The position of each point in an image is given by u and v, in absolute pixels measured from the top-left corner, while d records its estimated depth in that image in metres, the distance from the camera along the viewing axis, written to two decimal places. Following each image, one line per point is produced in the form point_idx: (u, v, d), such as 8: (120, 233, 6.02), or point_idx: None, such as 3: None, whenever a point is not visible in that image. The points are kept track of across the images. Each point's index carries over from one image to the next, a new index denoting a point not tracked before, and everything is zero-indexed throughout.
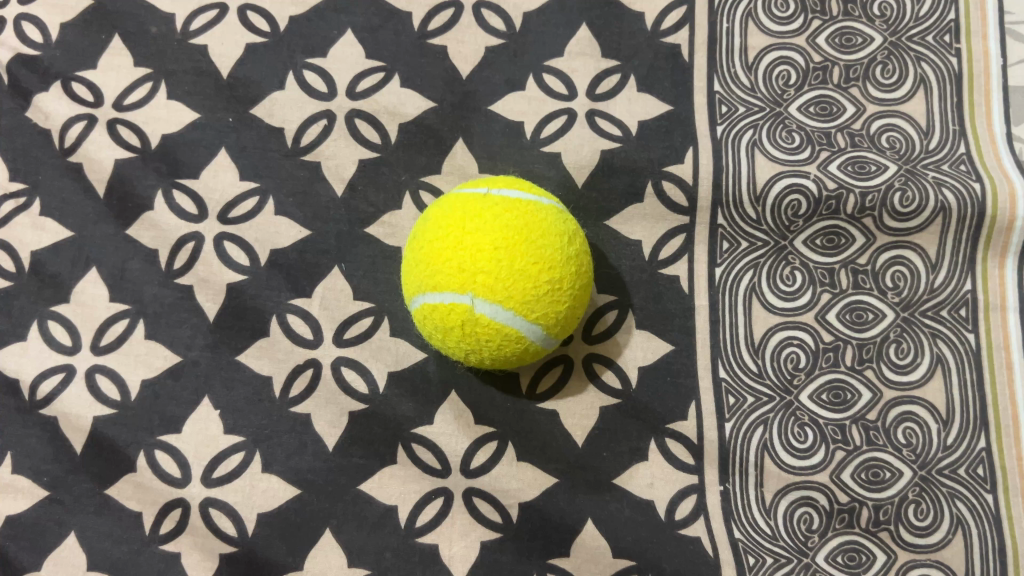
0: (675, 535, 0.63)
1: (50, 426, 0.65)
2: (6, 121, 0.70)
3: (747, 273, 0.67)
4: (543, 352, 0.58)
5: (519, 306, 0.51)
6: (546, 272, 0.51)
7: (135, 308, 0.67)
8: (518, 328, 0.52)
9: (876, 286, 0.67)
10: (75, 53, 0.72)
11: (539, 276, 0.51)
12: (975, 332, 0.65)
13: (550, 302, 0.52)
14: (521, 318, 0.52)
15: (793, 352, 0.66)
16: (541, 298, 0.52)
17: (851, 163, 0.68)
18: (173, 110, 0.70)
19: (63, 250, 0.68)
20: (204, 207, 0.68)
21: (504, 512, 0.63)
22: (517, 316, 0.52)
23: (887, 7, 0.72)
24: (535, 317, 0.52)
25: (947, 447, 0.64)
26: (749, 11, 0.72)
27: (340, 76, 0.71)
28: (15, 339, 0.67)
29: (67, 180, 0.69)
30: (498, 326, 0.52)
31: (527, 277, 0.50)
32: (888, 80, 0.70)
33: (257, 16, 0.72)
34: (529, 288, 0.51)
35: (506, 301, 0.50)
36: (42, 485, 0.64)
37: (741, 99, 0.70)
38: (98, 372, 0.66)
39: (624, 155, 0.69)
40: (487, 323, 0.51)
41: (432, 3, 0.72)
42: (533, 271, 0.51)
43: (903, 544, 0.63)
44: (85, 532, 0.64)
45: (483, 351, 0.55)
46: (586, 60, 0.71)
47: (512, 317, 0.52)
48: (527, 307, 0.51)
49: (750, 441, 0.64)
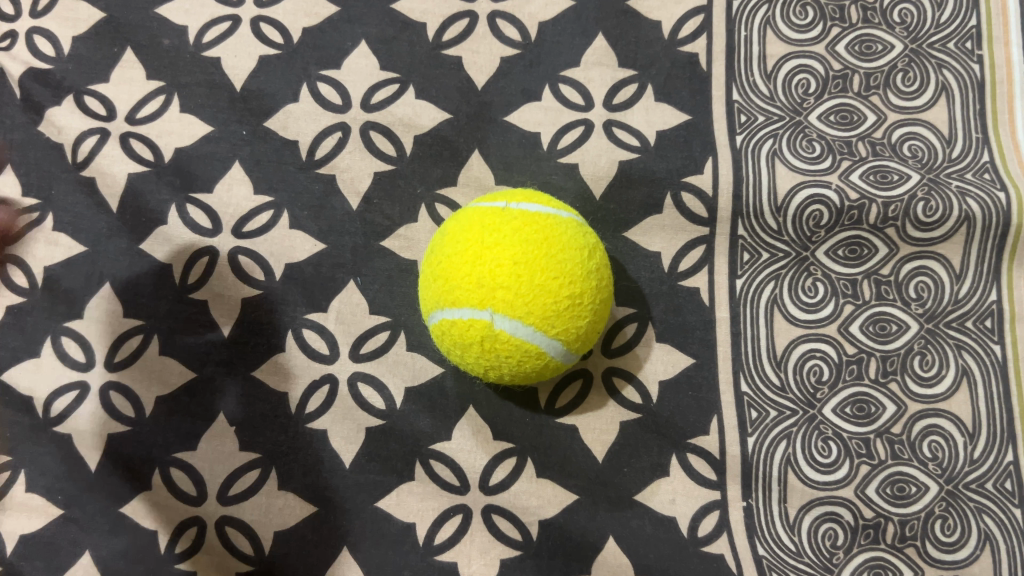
0: (698, 552, 0.62)
1: (65, 444, 0.65)
2: (19, 136, 0.70)
3: (769, 284, 0.66)
4: (563, 368, 0.57)
5: (539, 321, 0.50)
6: (566, 286, 0.50)
7: (150, 323, 0.66)
8: (538, 344, 0.51)
9: (899, 297, 0.66)
10: (87, 67, 0.71)
11: (560, 290, 0.50)
12: (1001, 343, 0.64)
13: (570, 319, 0.51)
14: (541, 334, 0.51)
15: (816, 365, 0.65)
16: (562, 315, 0.51)
17: (873, 172, 0.67)
18: (186, 123, 0.70)
19: (76, 264, 0.67)
20: (217, 221, 0.68)
21: (524, 529, 0.62)
22: (538, 331, 0.51)
23: (907, 14, 0.71)
24: (555, 332, 0.51)
25: (974, 461, 0.63)
26: (768, 18, 0.71)
27: (355, 88, 0.70)
28: (28, 355, 0.66)
29: (80, 195, 0.69)
30: (517, 344, 0.51)
31: (547, 292, 0.49)
32: (909, 88, 0.69)
33: (270, 27, 0.71)
34: (550, 303, 0.50)
35: (526, 316, 0.50)
36: (57, 504, 0.64)
37: (760, 108, 0.69)
38: (113, 389, 0.65)
39: (642, 165, 0.68)
40: (506, 339, 0.51)
41: (446, 13, 0.72)
42: (553, 286, 0.50)
43: (930, 560, 0.62)
44: (99, 551, 0.63)
45: (502, 369, 0.54)
46: (603, 69, 0.70)
47: (533, 333, 0.51)
48: (547, 322, 0.50)
49: (774, 456, 0.63)
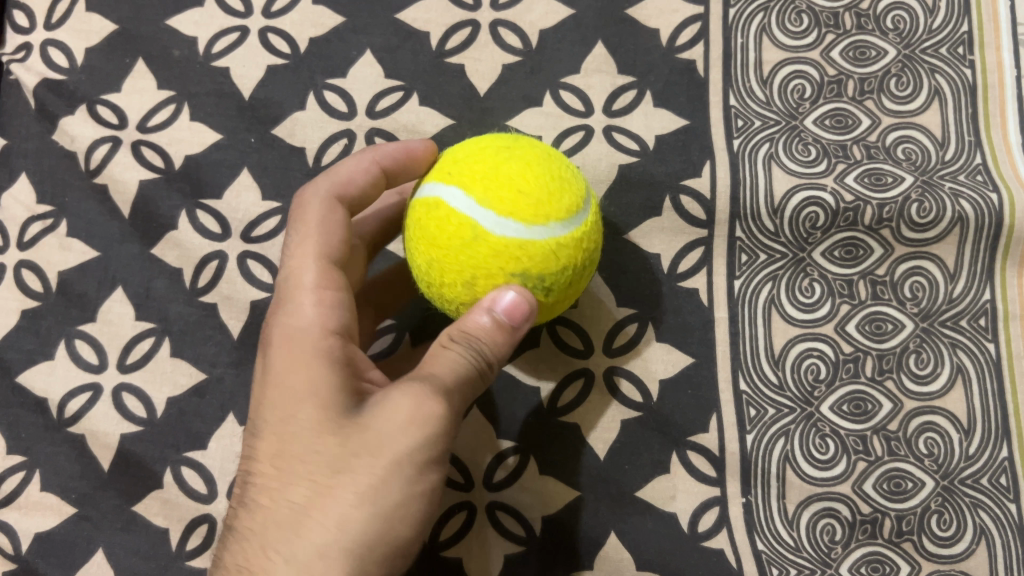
0: (698, 546, 0.64)
1: (78, 444, 0.66)
2: (34, 145, 0.72)
3: (767, 285, 0.67)
4: (507, 253, 0.48)
5: (444, 175, 0.51)
6: (486, 152, 0.51)
7: (161, 326, 0.68)
8: (442, 195, 0.50)
9: (895, 297, 0.67)
10: (100, 77, 0.73)
11: (478, 155, 0.51)
12: (994, 342, 0.66)
13: (483, 172, 0.49)
14: (444, 185, 0.50)
15: (814, 364, 0.66)
16: (464, 167, 0.50)
17: (867, 175, 0.69)
18: (196, 131, 0.71)
19: (89, 269, 0.69)
20: (227, 225, 0.69)
21: (528, 525, 0.64)
22: (442, 184, 0.51)
23: (901, 19, 0.72)
24: (455, 181, 0.50)
25: (969, 457, 0.64)
26: (764, 25, 0.72)
27: (360, 96, 0.72)
28: (43, 357, 0.68)
29: (93, 202, 0.70)
30: (426, 204, 0.51)
31: (462, 156, 0.52)
32: (902, 92, 0.70)
33: (278, 38, 0.73)
34: (460, 161, 0.51)
35: (437, 177, 0.52)
36: (70, 502, 0.65)
37: (756, 113, 0.70)
38: (126, 391, 0.67)
39: (641, 169, 0.70)
40: (420, 204, 0.52)
41: (449, 22, 0.73)
42: (472, 153, 0.52)
43: (926, 554, 0.63)
44: (113, 549, 0.64)
45: (433, 262, 0.50)
46: (602, 76, 0.72)
47: (438, 187, 0.51)
48: (451, 173, 0.51)
49: (772, 452, 0.64)
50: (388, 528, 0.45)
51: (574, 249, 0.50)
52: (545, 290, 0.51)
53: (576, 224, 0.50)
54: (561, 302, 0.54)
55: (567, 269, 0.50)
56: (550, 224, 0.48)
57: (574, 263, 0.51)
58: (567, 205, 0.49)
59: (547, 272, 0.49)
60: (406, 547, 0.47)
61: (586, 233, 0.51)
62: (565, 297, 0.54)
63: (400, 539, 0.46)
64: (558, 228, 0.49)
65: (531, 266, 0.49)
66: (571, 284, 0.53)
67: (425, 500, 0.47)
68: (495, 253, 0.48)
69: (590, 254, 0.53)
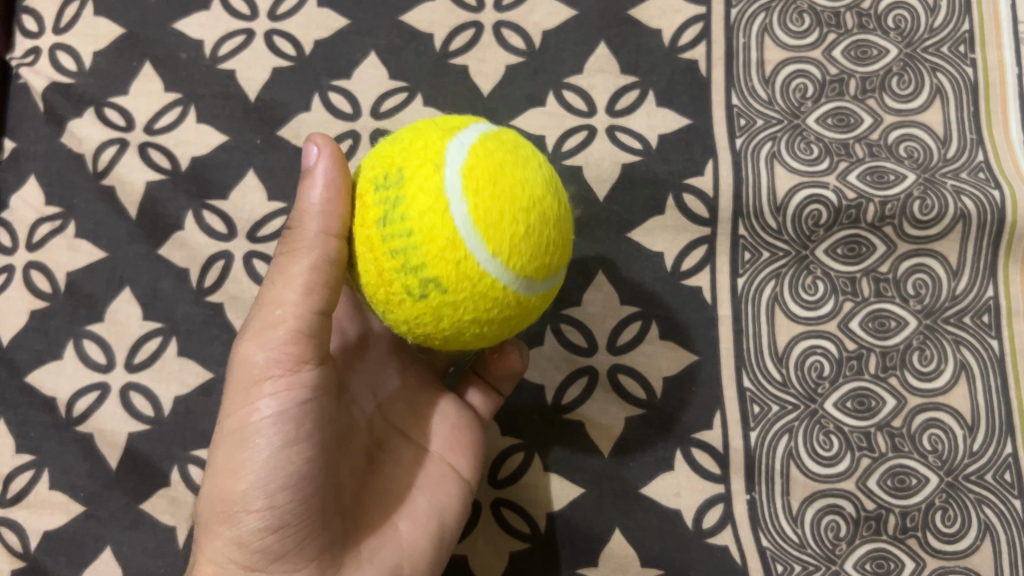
0: (702, 543, 0.64)
1: (86, 443, 0.66)
2: (43, 148, 0.72)
3: (770, 282, 0.67)
4: (420, 159, 0.43)
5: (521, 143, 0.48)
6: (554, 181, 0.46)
7: (168, 325, 0.68)
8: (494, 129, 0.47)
9: (898, 294, 0.67)
10: (108, 80, 0.74)
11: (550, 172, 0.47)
12: (998, 338, 0.66)
13: (517, 157, 0.44)
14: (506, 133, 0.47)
15: (817, 361, 0.66)
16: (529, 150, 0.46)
17: (870, 173, 0.69)
18: (202, 133, 0.72)
19: (97, 270, 0.70)
20: (233, 226, 0.70)
21: (533, 522, 0.64)
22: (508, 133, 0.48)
23: (902, 18, 0.72)
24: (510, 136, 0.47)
25: (973, 453, 0.64)
26: (766, 25, 0.72)
27: (364, 97, 0.72)
28: (51, 357, 0.68)
29: (100, 203, 0.71)
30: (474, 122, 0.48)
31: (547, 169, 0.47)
32: (904, 91, 0.71)
33: (283, 40, 0.74)
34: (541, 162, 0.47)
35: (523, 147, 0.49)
36: (78, 501, 0.66)
37: (759, 112, 0.70)
38: (133, 390, 0.67)
39: (645, 168, 0.70)
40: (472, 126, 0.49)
41: (452, 24, 0.74)
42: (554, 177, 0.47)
43: (931, 550, 0.63)
44: (120, 547, 0.65)
45: (424, 125, 0.48)
46: (605, 77, 0.72)
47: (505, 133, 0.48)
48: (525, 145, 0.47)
49: (776, 449, 0.65)
50: (226, 476, 0.46)
51: (436, 228, 0.41)
52: (382, 221, 0.43)
53: (462, 241, 0.41)
54: (378, 283, 0.44)
55: (403, 237, 0.42)
56: (461, 199, 0.42)
57: (413, 246, 0.42)
58: (483, 223, 0.42)
59: (408, 201, 0.42)
60: (251, 500, 0.45)
61: (456, 267, 0.42)
62: (377, 276, 0.44)
63: (237, 487, 0.45)
64: (463, 206, 0.41)
65: (415, 180, 0.43)
66: (392, 271, 0.43)
67: (263, 436, 0.45)
68: (430, 150, 0.44)
69: (432, 290, 0.43)
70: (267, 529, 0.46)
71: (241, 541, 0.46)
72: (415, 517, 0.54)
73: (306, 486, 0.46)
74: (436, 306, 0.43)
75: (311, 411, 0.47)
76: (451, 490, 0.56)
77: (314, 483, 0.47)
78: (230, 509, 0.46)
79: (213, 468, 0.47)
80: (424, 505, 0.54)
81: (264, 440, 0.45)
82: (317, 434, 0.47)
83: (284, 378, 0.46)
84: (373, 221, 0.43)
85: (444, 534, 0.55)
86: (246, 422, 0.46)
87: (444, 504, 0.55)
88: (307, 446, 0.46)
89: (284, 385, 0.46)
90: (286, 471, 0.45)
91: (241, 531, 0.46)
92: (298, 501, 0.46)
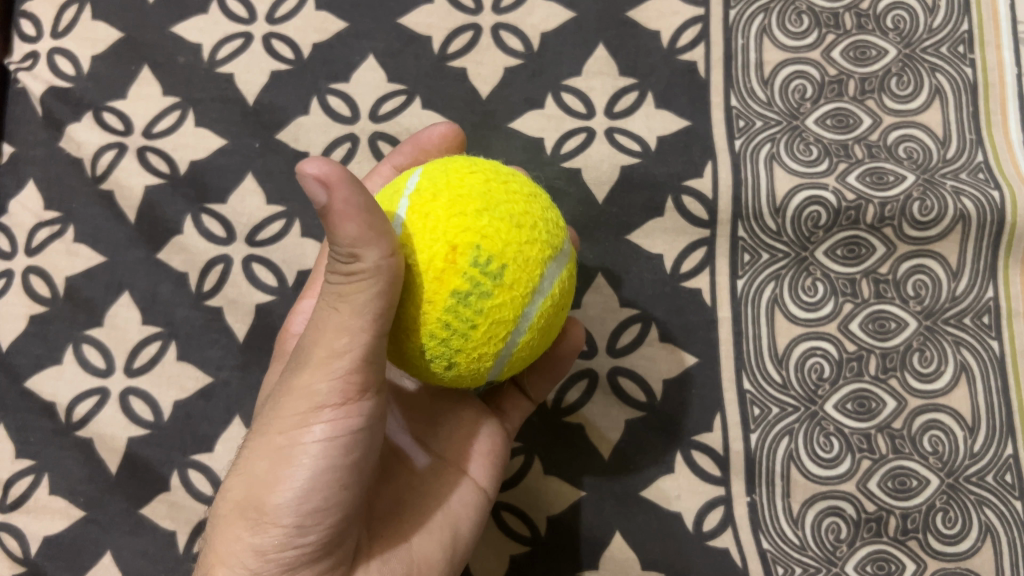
0: (703, 546, 0.64)
1: (86, 448, 0.66)
2: (41, 152, 0.72)
3: (770, 284, 0.67)
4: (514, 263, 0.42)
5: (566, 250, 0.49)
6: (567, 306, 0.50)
7: (167, 330, 0.68)
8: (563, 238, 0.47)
9: (898, 295, 0.67)
10: (106, 85, 0.74)
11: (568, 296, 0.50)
12: (998, 339, 0.66)
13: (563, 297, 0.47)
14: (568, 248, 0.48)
15: (817, 362, 0.66)
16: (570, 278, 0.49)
17: (869, 174, 0.69)
18: (201, 136, 0.72)
19: (96, 274, 0.70)
20: (232, 230, 0.70)
21: (532, 525, 0.64)
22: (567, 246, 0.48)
23: (901, 19, 0.72)
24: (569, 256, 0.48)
25: (974, 454, 0.64)
26: (764, 26, 0.72)
27: (363, 100, 0.72)
28: (50, 362, 0.68)
29: (99, 207, 0.71)
30: (547, 210, 0.47)
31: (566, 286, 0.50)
32: (903, 92, 0.71)
33: (281, 43, 0.74)
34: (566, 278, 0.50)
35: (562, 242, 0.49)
36: (78, 506, 0.66)
37: (758, 114, 0.70)
38: (133, 394, 0.67)
39: (643, 170, 0.70)
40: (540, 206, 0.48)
41: (451, 26, 0.74)
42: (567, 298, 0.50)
43: (932, 552, 0.63)
44: (120, 552, 0.65)
45: (515, 194, 0.45)
46: (604, 79, 0.72)
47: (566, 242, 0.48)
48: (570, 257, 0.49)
49: (776, 451, 0.64)
50: (262, 483, 0.43)
51: (494, 338, 0.43)
52: (460, 298, 0.41)
53: (493, 358, 0.44)
54: (413, 329, 0.43)
55: (463, 327, 0.42)
56: (517, 332, 0.44)
57: (461, 334, 0.42)
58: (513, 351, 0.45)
59: (494, 301, 0.42)
60: (283, 516, 0.42)
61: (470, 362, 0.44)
62: (411, 315, 0.42)
63: (270, 499, 0.43)
64: (520, 335, 0.44)
65: (509, 286, 0.42)
66: (429, 338, 0.43)
67: (307, 455, 0.42)
68: (532, 264, 0.43)
69: (440, 363, 0.44)
70: (289, 546, 0.43)
71: (261, 551, 0.43)
72: (432, 529, 0.52)
73: (337, 511, 0.44)
74: (433, 371, 0.45)
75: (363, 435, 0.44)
76: (468, 501, 0.55)
77: (343, 510, 0.44)
78: (261, 519, 0.43)
79: (247, 468, 0.44)
80: (438, 516, 0.53)
81: (306, 459, 0.42)
82: (362, 460, 0.44)
83: (344, 403, 0.42)
84: (449, 284, 0.41)
85: (456, 547, 0.53)
86: (296, 436, 0.42)
87: (460, 518, 0.54)
88: (348, 474, 0.44)
89: (339, 411, 0.42)
90: (323, 495, 0.43)
91: (262, 541, 0.43)
92: (326, 525, 0.44)
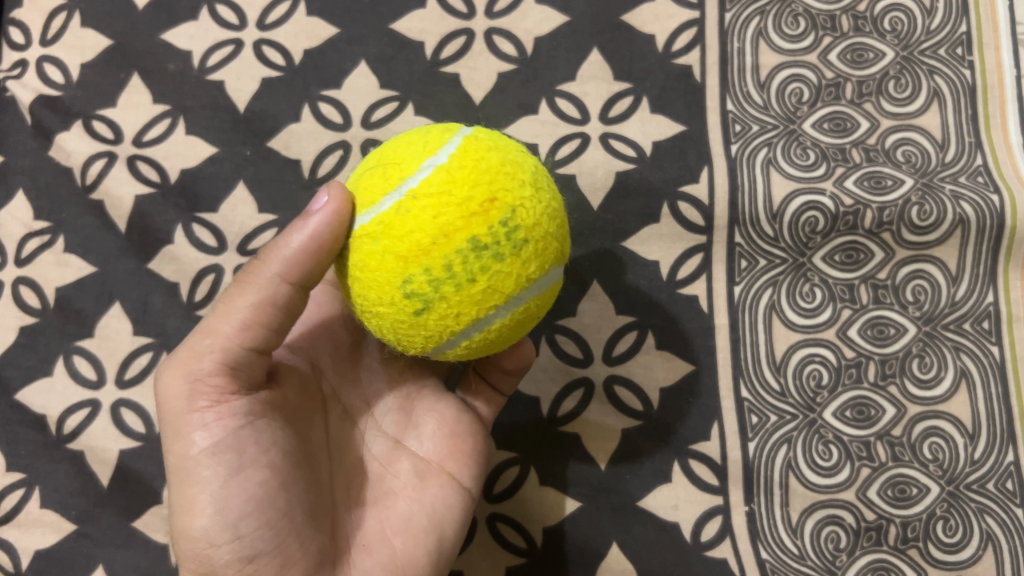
0: (701, 556, 0.63)
1: (77, 461, 0.66)
2: (30, 161, 0.72)
3: (767, 290, 0.67)
4: (533, 243, 0.43)
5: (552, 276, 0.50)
6: None
7: (158, 340, 0.67)
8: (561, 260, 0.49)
9: (897, 301, 0.66)
10: (95, 93, 0.73)
11: None
12: (998, 345, 0.65)
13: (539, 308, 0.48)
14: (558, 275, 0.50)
15: (816, 369, 0.65)
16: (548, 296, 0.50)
17: (867, 179, 0.68)
18: (192, 144, 0.71)
19: (86, 285, 0.69)
20: (223, 239, 0.69)
21: (528, 536, 0.64)
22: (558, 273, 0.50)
23: (898, 21, 0.71)
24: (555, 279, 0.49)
25: (975, 461, 0.64)
26: (760, 29, 0.72)
27: (355, 107, 0.71)
28: (41, 374, 0.68)
29: (89, 217, 0.70)
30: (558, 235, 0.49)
31: None
32: (901, 95, 0.70)
33: (272, 50, 0.73)
34: None
35: None
36: (69, 519, 0.65)
37: (755, 118, 0.69)
38: (123, 406, 0.66)
39: (638, 176, 0.69)
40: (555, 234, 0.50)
41: (443, 31, 0.73)
42: None
43: (932, 561, 0.62)
44: (112, 566, 0.64)
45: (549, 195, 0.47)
46: (598, 83, 0.71)
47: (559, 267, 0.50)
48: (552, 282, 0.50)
49: (774, 460, 0.64)
50: (183, 513, 0.45)
51: (481, 303, 0.42)
52: (477, 248, 0.41)
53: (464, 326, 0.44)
54: (408, 251, 0.41)
55: (463, 275, 0.41)
56: (502, 311, 0.44)
57: (456, 280, 0.41)
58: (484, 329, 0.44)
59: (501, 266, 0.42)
60: (214, 534, 0.44)
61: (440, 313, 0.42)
62: (419, 241, 0.41)
63: (195, 524, 0.45)
64: (502, 314, 0.44)
65: (521, 260, 0.42)
66: (421, 270, 0.41)
67: (205, 468, 0.45)
68: (543, 257, 0.44)
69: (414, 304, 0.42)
70: (240, 560, 0.45)
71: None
72: (414, 533, 0.51)
73: (270, 509, 0.45)
74: (401, 313, 0.43)
75: (262, 435, 0.46)
76: (453, 502, 0.54)
77: (280, 505, 0.46)
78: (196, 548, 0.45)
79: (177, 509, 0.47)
80: (423, 520, 0.52)
81: (208, 471, 0.45)
82: (277, 457, 0.47)
83: (212, 409, 0.46)
84: (471, 229, 0.41)
85: (443, 547, 0.52)
86: (187, 460, 0.45)
87: (449, 519, 0.53)
88: (263, 471, 0.46)
89: (214, 417, 0.45)
90: (249, 496, 0.45)
91: (214, 567, 0.45)
92: (266, 527, 0.45)
